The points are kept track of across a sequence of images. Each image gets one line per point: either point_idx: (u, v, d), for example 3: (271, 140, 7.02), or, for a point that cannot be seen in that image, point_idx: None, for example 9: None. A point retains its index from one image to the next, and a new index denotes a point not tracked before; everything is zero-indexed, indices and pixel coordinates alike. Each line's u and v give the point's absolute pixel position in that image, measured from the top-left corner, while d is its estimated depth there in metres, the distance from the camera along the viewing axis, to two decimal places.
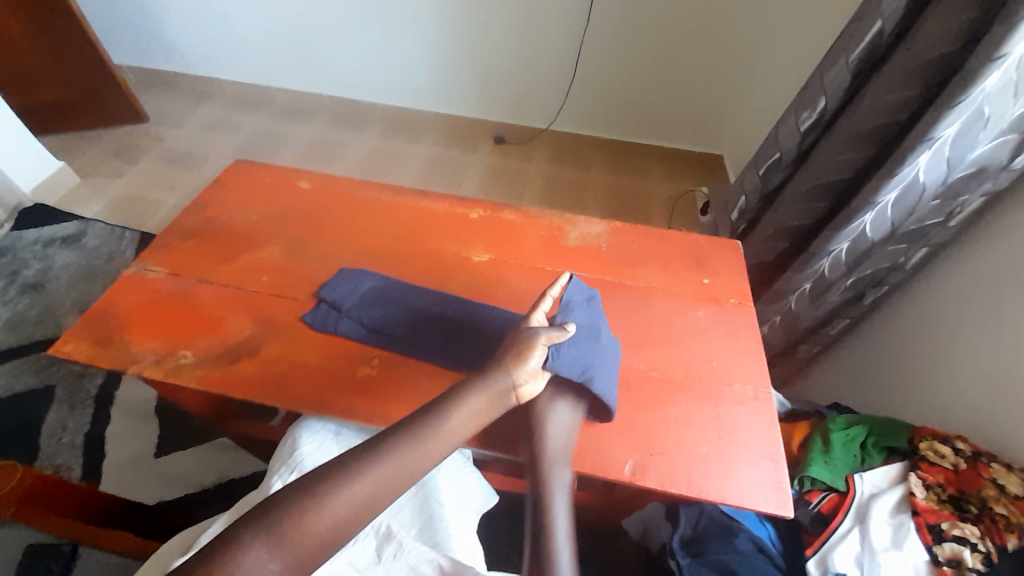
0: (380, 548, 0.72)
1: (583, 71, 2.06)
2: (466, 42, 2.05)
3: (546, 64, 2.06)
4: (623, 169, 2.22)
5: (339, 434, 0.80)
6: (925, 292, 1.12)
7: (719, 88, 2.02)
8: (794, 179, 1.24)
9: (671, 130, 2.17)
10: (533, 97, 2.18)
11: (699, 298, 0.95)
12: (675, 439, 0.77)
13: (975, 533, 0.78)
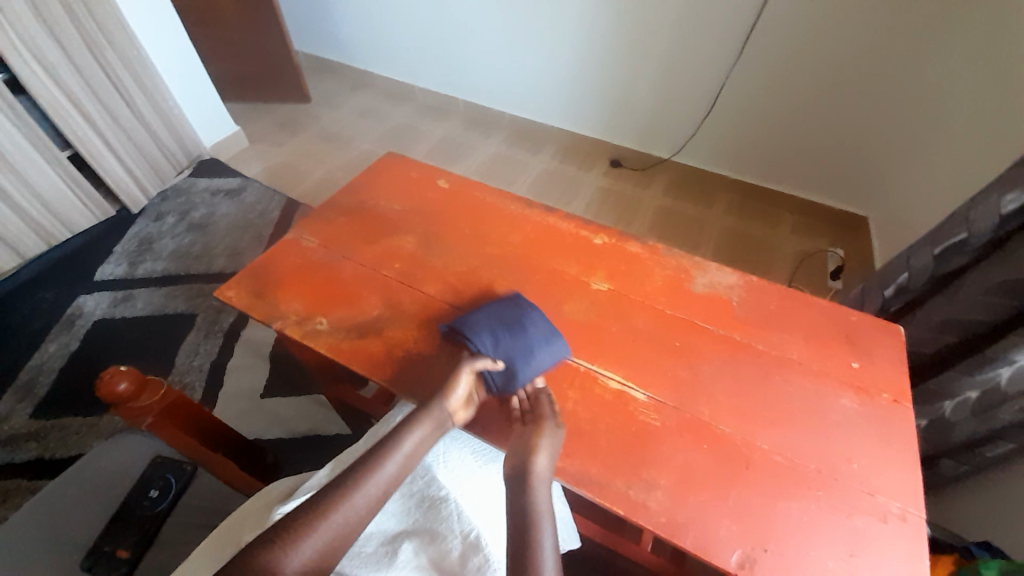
0: (463, 554, 0.72)
1: (725, 110, 1.95)
2: (605, 65, 2.04)
3: (685, 97, 1.99)
4: (750, 214, 2.06)
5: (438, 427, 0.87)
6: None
7: (882, 150, 1.79)
8: (982, 267, 1.05)
9: (815, 184, 1.97)
10: (665, 129, 2.11)
11: (844, 384, 0.84)
12: (796, 539, 0.68)
13: None
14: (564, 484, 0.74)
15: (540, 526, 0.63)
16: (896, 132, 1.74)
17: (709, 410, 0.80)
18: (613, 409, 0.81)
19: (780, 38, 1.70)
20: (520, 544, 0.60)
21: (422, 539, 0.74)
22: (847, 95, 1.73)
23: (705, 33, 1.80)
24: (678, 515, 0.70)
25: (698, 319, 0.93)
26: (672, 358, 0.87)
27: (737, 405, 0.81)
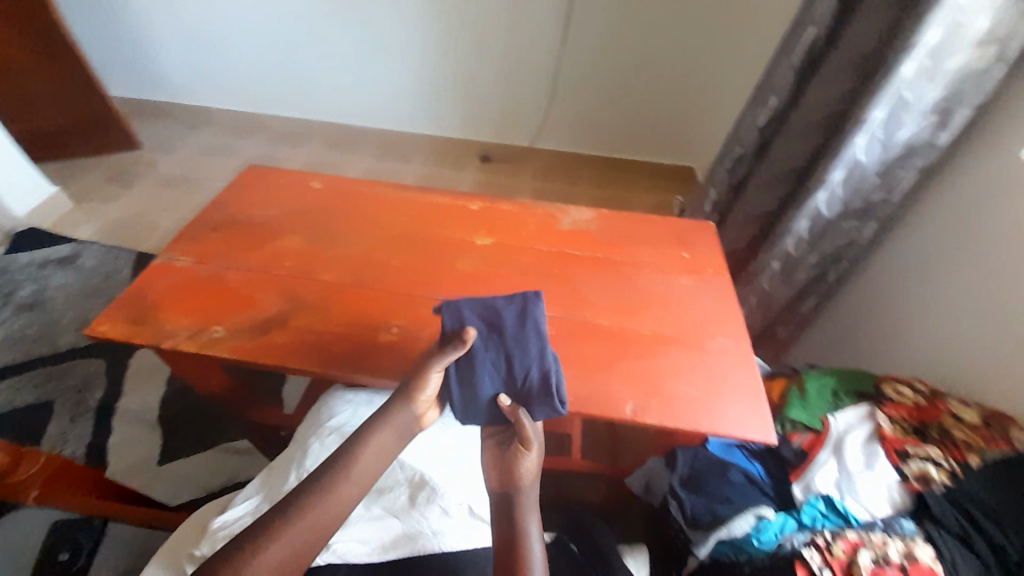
0: (414, 495, 0.81)
1: (562, 92, 2.22)
2: (452, 66, 2.20)
3: (529, 86, 2.22)
4: (607, 181, 2.35)
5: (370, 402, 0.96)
6: (885, 266, 1.28)
7: (686, 107, 2.20)
8: (758, 169, 1.40)
9: (646, 144, 2.33)
10: (519, 117, 2.33)
11: (682, 269, 1.07)
12: (671, 382, 0.87)
13: (938, 454, 0.83)
14: None
15: (527, 536, 0.69)
16: (692, 89, 2.14)
17: (589, 312, 0.97)
18: None
19: (589, 24, 2.00)
20: (511, 553, 0.67)
21: (373, 495, 0.83)
22: (651, 66, 2.09)
23: (531, 26, 2.04)
24: (584, 393, 0.85)
25: (569, 250, 1.10)
26: (556, 283, 1.03)
27: (611, 303, 0.99)
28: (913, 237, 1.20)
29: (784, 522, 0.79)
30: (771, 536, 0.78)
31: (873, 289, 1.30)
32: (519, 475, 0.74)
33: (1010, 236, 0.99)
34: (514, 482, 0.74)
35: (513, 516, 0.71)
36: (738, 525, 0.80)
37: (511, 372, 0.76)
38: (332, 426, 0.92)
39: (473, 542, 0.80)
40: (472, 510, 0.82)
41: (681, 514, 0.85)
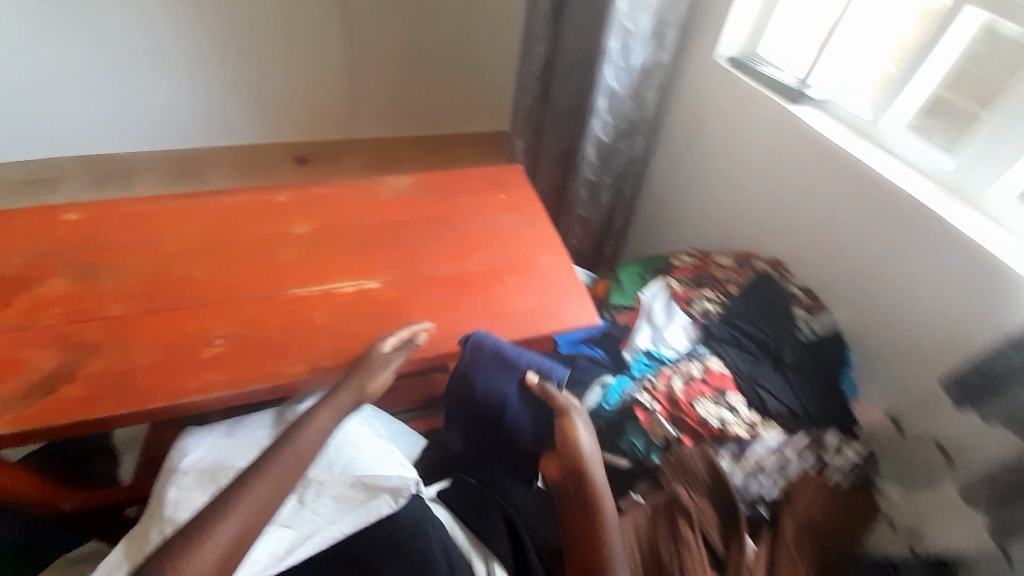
0: (301, 495, 0.79)
1: (361, 77, 2.08)
2: (224, 64, 1.91)
3: (327, 75, 2.04)
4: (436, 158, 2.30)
5: (231, 434, 0.88)
6: (660, 170, 1.56)
7: (487, 72, 2.23)
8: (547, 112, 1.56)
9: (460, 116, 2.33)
10: (326, 108, 2.13)
11: (502, 209, 1.17)
12: (510, 302, 0.97)
13: (711, 293, 1.10)
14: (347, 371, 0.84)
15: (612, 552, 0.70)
16: (494, 56, 2.19)
17: (426, 266, 1.02)
18: (357, 302, 0.93)
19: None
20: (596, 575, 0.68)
21: None
22: (438, 37, 2.07)
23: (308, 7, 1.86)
24: (437, 335, 0.90)
25: (394, 218, 1.11)
26: (388, 249, 1.04)
27: (445, 254, 1.05)
28: (669, 142, 1.50)
29: (623, 381, 0.95)
30: (616, 395, 0.94)
31: (657, 192, 1.59)
32: (601, 498, 0.75)
33: (723, 124, 1.29)
34: (597, 503, 0.74)
35: (598, 537, 0.71)
36: (593, 397, 0.96)
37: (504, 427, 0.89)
38: (190, 468, 0.81)
39: (373, 514, 0.78)
40: (364, 484, 0.80)
41: None
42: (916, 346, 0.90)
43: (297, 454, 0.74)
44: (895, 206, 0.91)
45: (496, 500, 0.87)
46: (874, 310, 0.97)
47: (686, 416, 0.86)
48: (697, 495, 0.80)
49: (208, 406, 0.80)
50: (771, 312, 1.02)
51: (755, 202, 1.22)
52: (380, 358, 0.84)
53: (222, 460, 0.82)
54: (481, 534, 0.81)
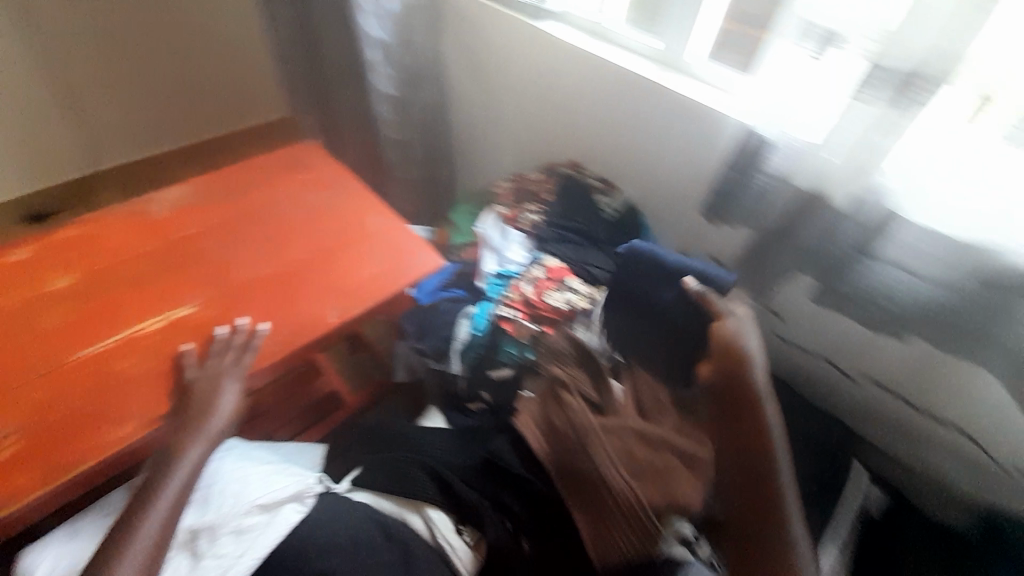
0: (195, 547, 0.75)
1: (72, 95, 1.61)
2: None
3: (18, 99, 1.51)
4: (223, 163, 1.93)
5: (76, 536, 0.75)
6: (457, 112, 1.61)
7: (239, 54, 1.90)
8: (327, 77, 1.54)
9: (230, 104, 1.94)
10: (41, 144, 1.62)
11: (310, 186, 1.10)
12: (351, 274, 0.95)
13: (532, 206, 1.23)
14: (188, 407, 0.75)
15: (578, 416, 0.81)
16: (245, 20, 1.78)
17: (244, 269, 0.93)
18: (175, 333, 0.83)
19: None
20: (569, 436, 0.79)
21: None
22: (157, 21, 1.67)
23: None
24: (282, 334, 0.85)
25: (186, 232, 0.97)
26: (192, 267, 0.92)
27: (261, 250, 0.96)
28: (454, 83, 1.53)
29: (484, 306, 1.04)
30: (482, 320, 1.02)
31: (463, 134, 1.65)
32: (562, 381, 0.88)
33: (495, 53, 1.36)
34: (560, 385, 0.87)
35: (565, 407, 0.83)
36: (461, 332, 1.03)
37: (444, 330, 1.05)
38: None
39: (283, 525, 0.77)
40: (260, 506, 0.79)
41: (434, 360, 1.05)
42: (677, 187, 1.17)
43: (157, 518, 0.67)
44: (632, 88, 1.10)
45: (412, 458, 0.87)
46: (648, 174, 1.21)
47: (541, 311, 0.99)
48: (570, 367, 0.91)
49: (34, 517, 0.68)
50: (580, 204, 1.21)
51: (540, 114, 1.36)
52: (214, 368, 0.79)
53: (78, 562, 0.71)
54: (406, 493, 0.82)
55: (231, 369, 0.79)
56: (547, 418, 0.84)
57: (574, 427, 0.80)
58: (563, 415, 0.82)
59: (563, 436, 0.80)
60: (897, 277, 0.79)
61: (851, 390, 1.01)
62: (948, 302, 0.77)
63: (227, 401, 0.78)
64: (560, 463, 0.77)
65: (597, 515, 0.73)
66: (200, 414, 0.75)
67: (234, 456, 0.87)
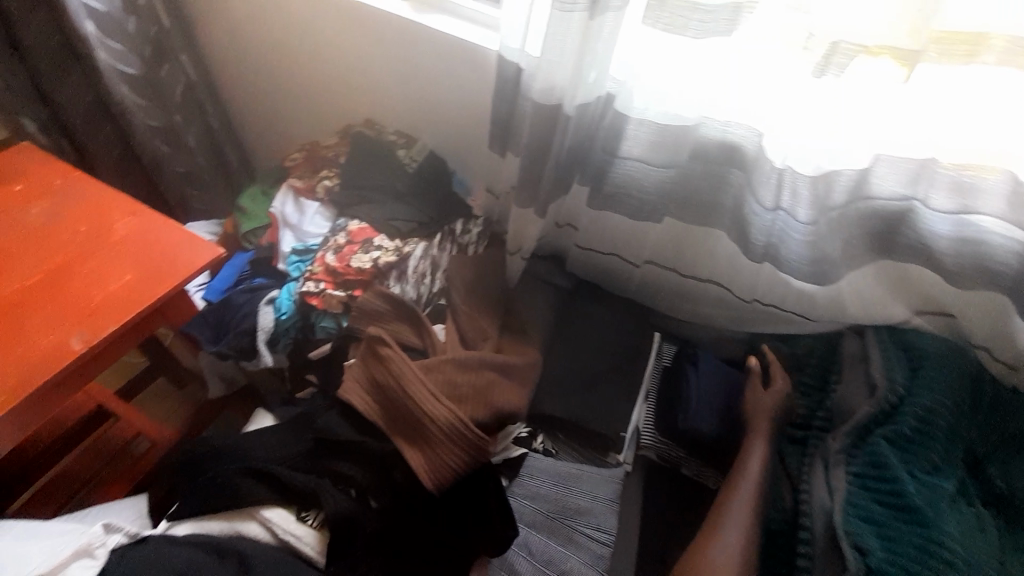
0: None
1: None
2: None
3: None
4: None
5: None
6: (227, 83, 1.43)
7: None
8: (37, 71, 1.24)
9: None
10: None
11: (25, 202, 0.91)
12: (100, 289, 0.81)
13: (330, 173, 1.15)
14: None
15: (406, 377, 0.80)
16: None
17: None
18: None
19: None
20: (401, 399, 0.80)
21: None
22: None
23: None
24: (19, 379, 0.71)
25: None
26: None
27: None
28: (215, 49, 1.36)
29: (289, 288, 0.97)
30: (287, 301, 0.95)
31: (240, 109, 1.48)
32: (384, 345, 0.84)
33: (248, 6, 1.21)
34: (380, 349, 0.84)
35: (393, 372, 0.81)
36: (265, 320, 0.95)
37: (243, 325, 0.95)
38: None
39: None
40: None
41: (246, 357, 0.95)
42: (466, 125, 1.16)
43: None
44: (400, 33, 1.08)
45: (233, 466, 0.82)
46: (436, 118, 1.19)
47: (346, 275, 0.95)
48: (386, 325, 0.92)
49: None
50: (376, 160, 1.14)
51: (318, 72, 1.26)
52: None
53: None
54: (232, 505, 0.79)
55: None
56: (369, 377, 0.84)
57: (404, 388, 0.80)
58: (394, 381, 0.81)
59: (397, 399, 0.80)
60: (639, 170, 0.90)
61: (680, 283, 1.11)
62: (674, 177, 0.91)
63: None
64: (400, 425, 0.79)
65: (427, 446, 0.77)
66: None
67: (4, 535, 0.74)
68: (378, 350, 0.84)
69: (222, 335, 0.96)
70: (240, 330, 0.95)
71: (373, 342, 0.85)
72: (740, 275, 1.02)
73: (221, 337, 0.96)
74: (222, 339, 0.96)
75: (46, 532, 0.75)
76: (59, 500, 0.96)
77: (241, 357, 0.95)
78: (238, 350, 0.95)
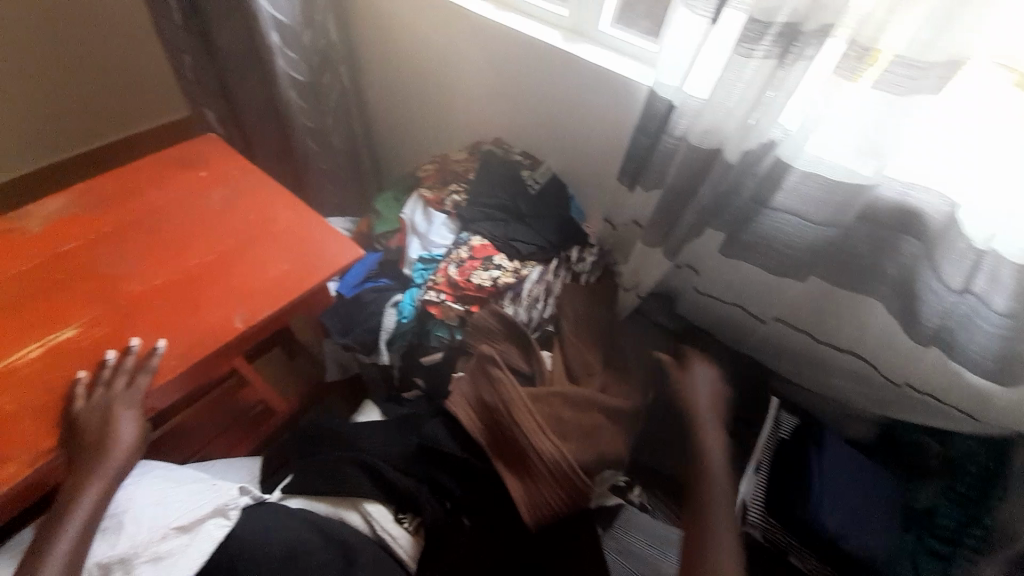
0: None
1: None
2: None
3: None
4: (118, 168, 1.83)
5: None
6: (373, 92, 1.55)
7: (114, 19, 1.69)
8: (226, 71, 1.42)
9: (129, 105, 1.86)
10: None
11: (207, 183, 1.02)
12: (261, 275, 0.89)
13: (458, 187, 1.21)
14: (114, 444, 0.72)
15: (516, 405, 0.81)
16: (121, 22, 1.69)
17: (135, 280, 0.85)
18: (61, 359, 0.76)
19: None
20: (508, 426, 0.80)
21: None
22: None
23: None
24: (190, 346, 0.79)
25: (66, 247, 0.88)
26: (81, 282, 0.84)
27: (155, 256, 0.89)
28: (368, 59, 1.47)
29: (411, 293, 1.03)
30: (409, 306, 1.01)
31: (380, 117, 1.60)
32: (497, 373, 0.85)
33: (406, 27, 1.30)
34: (491, 368, 0.86)
35: (503, 396, 0.82)
36: (388, 321, 1.01)
37: (368, 323, 1.03)
38: None
39: (207, 543, 0.74)
40: (178, 527, 0.75)
41: (365, 353, 1.03)
42: (596, 154, 1.16)
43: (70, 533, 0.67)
44: (545, 61, 1.10)
45: (344, 455, 0.88)
46: (567, 142, 1.20)
47: (466, 290, 0.98)
48: (499, 345, 0.93)
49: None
50: (502, 180, 1.18)
51: (459, 90, 1.32)
52: (108, 405, 0.71)
53: None
54: (339, 492, 0.83)
55: (126, 396, 0.73)
56: (476, 395, 0.85)
57: (512, 417, 0.80)
58: (504, 406, 0.82)
59: (504, 422, 0.81)
60: (789, 222, 0.83)
61: (815, 348, 1.03)
62: (835, 237, 0.82)
63: (128, 431, 0.74)
64: (500, 452, 0.80)
65: (530, 479, 0.76)
66: (100, 450, 0.71)
67: (153, 475, 0.81)
68: (488, 371, 0.86)
69: (348, 329, 1.04)
70: (365, 327, 1.03)
71: (485, 361, 0.87)
72: (893, 355, 0.92)
73: (347, 331, 1.05)
74: (347, 333, 1.04)
75: (186, 483, 0.82)
76: (188, 451, 1.06)
77: (360, 352, 1.03)
78: (360, 345, 1.03)
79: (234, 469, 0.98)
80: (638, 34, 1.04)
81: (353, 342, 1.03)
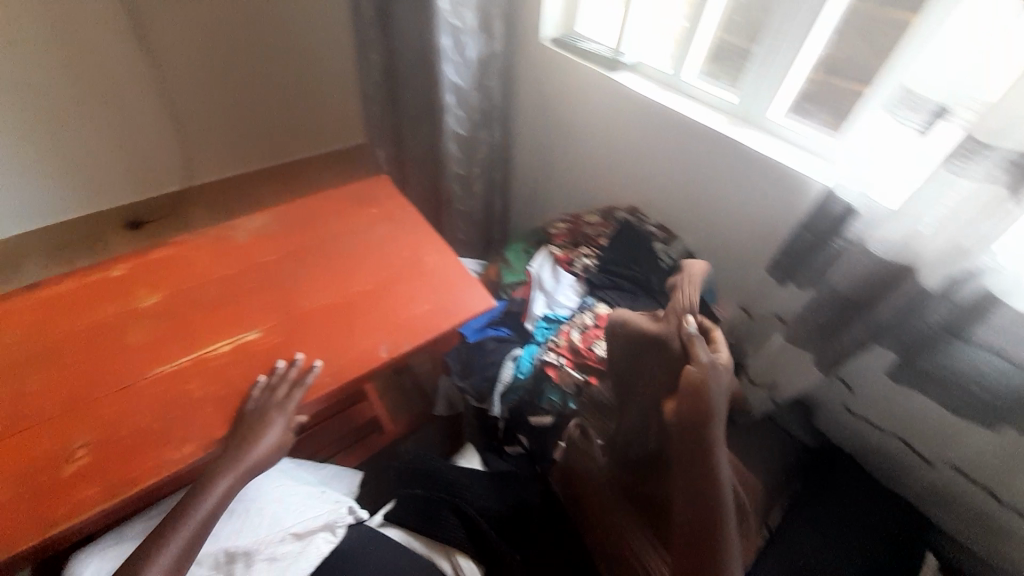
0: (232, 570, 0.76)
1: (177, 94, 1.75)
2: (18, 151, 1.59)
3: (143, 127, 1.76)
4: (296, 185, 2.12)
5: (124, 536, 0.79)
6: (519, 148, 1.67)
7: (321, 61, 1.97)
8: (403, 118, 1.61)
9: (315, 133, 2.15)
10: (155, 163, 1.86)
11: (375, 220, 1.16)
12: (406, 312, 0.98)
13: (588, 250, 1.22)
14: (258, 443, 0.78)
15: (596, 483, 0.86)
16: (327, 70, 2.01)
17: (307, 298, 0.98)
18: (242, 358, 0.88)
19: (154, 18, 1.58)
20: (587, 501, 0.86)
21: None
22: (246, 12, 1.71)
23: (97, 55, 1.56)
24: (341, 366, 0.89)
25: (261, 260, 1.04)
26: (268, 292, 0.98)
27: (325, 279, 1.02)
28: (523, 120, 1.60)
29: (530, 350, 1.06)
30: (527, 362, 1.04)
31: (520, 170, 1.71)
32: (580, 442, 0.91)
33: (565, 96, 1.39)
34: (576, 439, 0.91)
35: (582, 473, 0.88)
36: (505, 373, 1.04)
37: (484, 370, 1.07)
38: None
39: (315, 555, 0.80)
40: (294, 534, 0.81)
41: (475, 398, 1.07)
42: (740, 240, 1.12)
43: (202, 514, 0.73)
44: (700, 142, 1.10)
45: (442, 498, 0.89)
46: (708, 222, 1.17)
47: (587, 359, 0.98)
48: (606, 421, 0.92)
49: (83, 530, 0.71)
50: (636, 249, 1.17)
51: (603, 157, 1.37)
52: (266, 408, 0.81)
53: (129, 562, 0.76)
54: (434, 535, 0.84)
55: (280, 406, 0.81)
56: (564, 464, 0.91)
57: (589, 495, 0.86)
58: (585, 482, 0.87)
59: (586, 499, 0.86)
60: (995, 368, 0.72)
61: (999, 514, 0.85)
62: None
63: (273, 434, 0.80)
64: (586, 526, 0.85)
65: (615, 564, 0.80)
66: (246, 445, 0.78)
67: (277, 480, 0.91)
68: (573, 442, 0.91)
69: (464, 371, 1.10)
70: (482, 373, 1.07)
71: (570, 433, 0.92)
72: None
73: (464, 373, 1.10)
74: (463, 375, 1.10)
75: (301, 491, 0.90)
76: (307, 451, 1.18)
77: (471, 396, 1.07)
78: (473, 390, 1.08)
79: (339, 475, 1.05)
80: (812, 126, 1.00)
81: (467, 385, 1.08)
